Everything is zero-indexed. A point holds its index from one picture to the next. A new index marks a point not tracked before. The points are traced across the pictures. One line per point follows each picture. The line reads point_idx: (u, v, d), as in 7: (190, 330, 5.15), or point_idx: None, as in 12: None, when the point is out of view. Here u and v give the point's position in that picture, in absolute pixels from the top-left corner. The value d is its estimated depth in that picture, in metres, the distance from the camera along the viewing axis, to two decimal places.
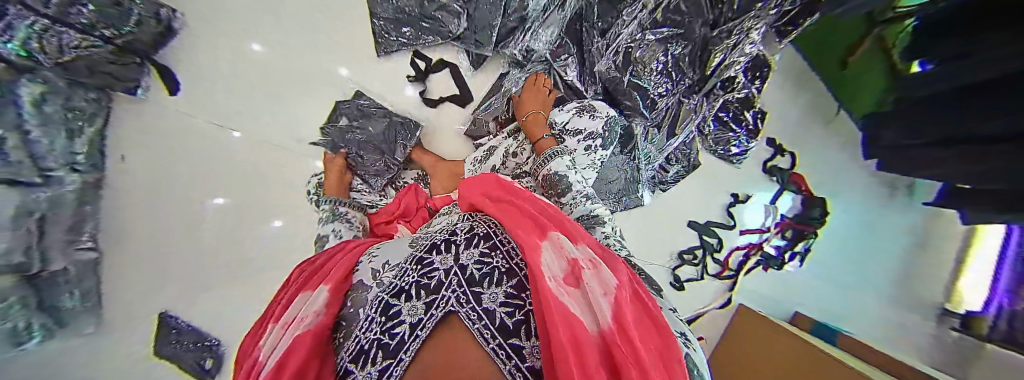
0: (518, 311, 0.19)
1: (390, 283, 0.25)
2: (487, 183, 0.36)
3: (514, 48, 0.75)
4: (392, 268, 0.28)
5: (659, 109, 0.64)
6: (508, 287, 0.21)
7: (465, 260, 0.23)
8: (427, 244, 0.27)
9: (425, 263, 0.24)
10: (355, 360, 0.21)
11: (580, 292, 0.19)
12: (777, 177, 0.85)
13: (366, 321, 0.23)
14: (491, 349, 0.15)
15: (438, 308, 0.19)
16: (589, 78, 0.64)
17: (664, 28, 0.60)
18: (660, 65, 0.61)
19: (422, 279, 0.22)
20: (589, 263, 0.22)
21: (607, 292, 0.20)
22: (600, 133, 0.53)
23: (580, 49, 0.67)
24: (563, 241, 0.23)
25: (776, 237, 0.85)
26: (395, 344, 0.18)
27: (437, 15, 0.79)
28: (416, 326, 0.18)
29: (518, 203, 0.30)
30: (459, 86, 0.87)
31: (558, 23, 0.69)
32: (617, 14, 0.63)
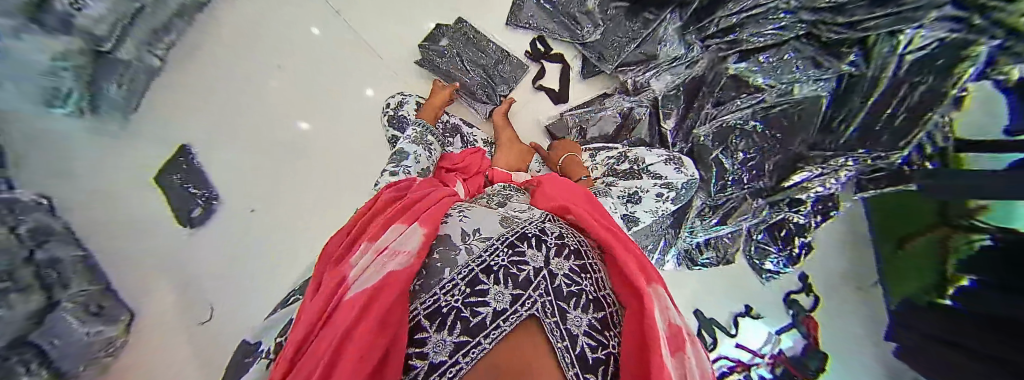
0: (599, 348, 0.21)
1: (481, 253, 0.25)
2: (574, 193, 0.40)
3: (632, 75, 0.82)
4: (483, 238, 0.28)
5: (726, 194, 0.72)
6: (593, 317, 0.23)
7: (555, 268, 0.25)
8: (517, 230, 0.29)
9: (516, 250, 0.26)
10: (430, 318, 0.21)
11: (676, 358, 0.24)
12: (793, 311, 0.79)
13: (446, 283, 0.23)
14: (570, 374, 0.18)
15: (523, 306, 0.21)
16: (682, 136, 0.76)
17: (758, 122, 0.69)
18: (744, 156, 0.70)
19: (513, 267, 0.24)
20: (687, 335, 0.26)
21: (698, 368, 0.25)
22: (676, 185, 0.59)
23: (688, 105, 0.77)
24: (668, 303, 0.27)
25: (764, 366, 0.77)
26: (475, 322, 0.20)
27: (579, 16, 0.83)
28: (499, 314, 0.20)
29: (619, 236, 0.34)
30: (561, 84, 0.90)
31: (681, 75, 0.78)
32: (736, 94, 0.70)
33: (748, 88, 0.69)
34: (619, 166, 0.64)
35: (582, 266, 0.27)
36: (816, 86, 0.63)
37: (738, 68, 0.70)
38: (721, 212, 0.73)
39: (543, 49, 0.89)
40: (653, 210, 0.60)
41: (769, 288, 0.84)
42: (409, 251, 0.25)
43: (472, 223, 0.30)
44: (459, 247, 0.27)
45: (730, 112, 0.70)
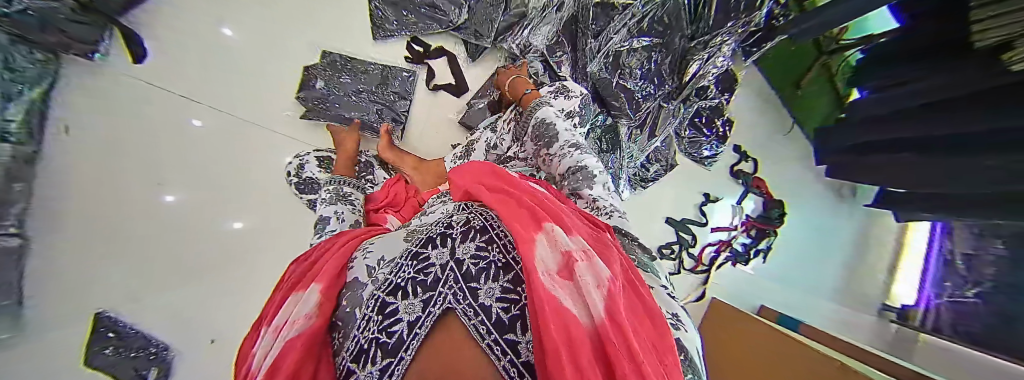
0: (513, 306, 0.18)
1: (385, 279, 0.24)
2: (483, 173, 0.35)
3: (511, 42, 0.75)
4: (387, 264, 0.27)
5: (644, 111, 0.70)
6: (504, 282, 0.20)
7: (460, 254, 0.22)
8: (423, 237, 0.27)
9: (421, 258, 0.23)
10: (356, 359, 0.20)
11: (573, 286, 0.17)
12: (743, 180, 0.91)
13: (363, 320, 0.22)
14: (488, 345, 0.15)
15: (434, 304, 0.18)
16: (582, 76, 0.68)
17: (647, 38, 0.66)
18: (644, 71, 0.68)
19: (417, 276, 0.22)
20: (583, 254, 0.19)
21: (601, 285, 0.18)
22: (575, 111, 0.56)
23: (573, 47, 0.71)
24: (558, 234, 0.21)
25: (742, 235, 0.92)
26: (395, 342, 0.17)
27: (438, 4, 0.80)
28: (415, 323, 0.18)
29: (516, 194, 0.29)
30: (455, 75, 0.86)
31: (555, 22, 0.72)
32: (608, 19, 0.66)
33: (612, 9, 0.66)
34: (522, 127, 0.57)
35: (486, 238, 0.23)
36: None
37: None
38: (647, 126, 0.72)
39: (422, 49, 0.85)
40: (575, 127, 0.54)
41: (716, 170, 0.91)
42: (306, 315, 0.24)
43: (376, 255, 0.29)
44: (366, 283, 0.26)
45: (611, 36, 0.66)
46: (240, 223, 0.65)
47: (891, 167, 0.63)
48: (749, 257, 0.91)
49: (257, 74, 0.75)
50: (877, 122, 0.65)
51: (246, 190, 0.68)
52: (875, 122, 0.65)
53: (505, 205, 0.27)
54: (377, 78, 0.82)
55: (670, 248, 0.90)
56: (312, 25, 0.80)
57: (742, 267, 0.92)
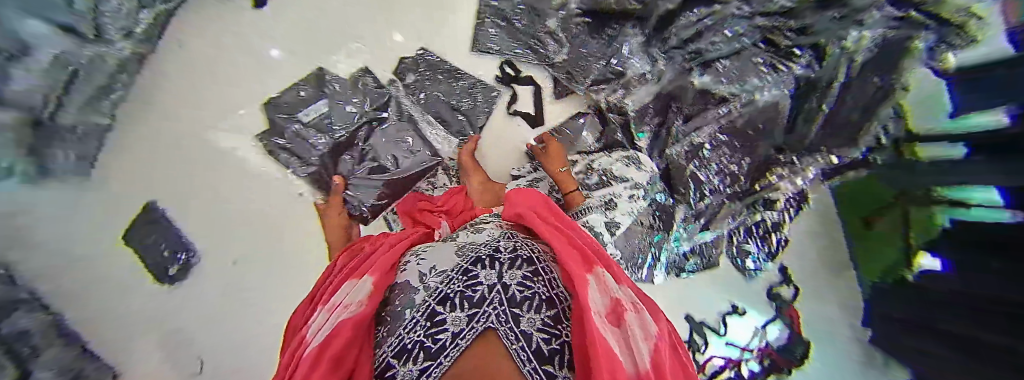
0: (554, 339, 0.19)
1: (434, 285, 0.22)
2: (537, 203, 0.38)
3: (604, 95, 0.72)
4: (438, 272, 0.24)
5: (704, 204, 0.68)
6: (546, 316, 0.20)
7: (509, 278, 0.22)
8: (473, 254, 0.25)
9: (469, 272, 0.22)
10: (398, 356, 0.19)
11: (621, 332, 0.21)
12: (776, 304, 0.84)
13: (411, 321, 0.20)
14: (527, 373, 0.16)
15: (479, 320, 0.18)
16: (657, 157, 0.69)
17: (726, 136, 0.64)
18: (719, 168, 0.66)
19: (466, 289, 0.20)
20: (631, 305, 0.25)
21: (647, 338, 0.22)
22: None
23: (663, 116, 0.69)
24: (608, 280, 0.25)
25: (754, 361, 0.84)
26: (436, 347, 0.17)
27: (544, 37, 0.73)
28: (457, 336, 0.17)
29: (568, 235, 0.32)
30: (535, 106, 0.79)
31: (652, 90, 0.69)
32: (706, 104, 0.64)
33: (716, 99, 0.63)
34: None
35: (534, 268, 0.24)
36: (771, 89, 0.60)
37: (704, 81, 0.64)
38: (703, 218, 0.70)
39: (512, 72, 0.79)
40: None
41: (753, 285, 0.87)
42: (359, 301, 0.24)
43: (431, 260, 0.27)
44: (418, 287, 0.24)
45: (702, 130, 0.65)
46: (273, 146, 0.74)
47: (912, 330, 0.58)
48: None
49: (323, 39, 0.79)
50: None
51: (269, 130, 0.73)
52: None
53: (558, 242, 0.29)
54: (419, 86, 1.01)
55: None
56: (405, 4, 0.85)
57: None
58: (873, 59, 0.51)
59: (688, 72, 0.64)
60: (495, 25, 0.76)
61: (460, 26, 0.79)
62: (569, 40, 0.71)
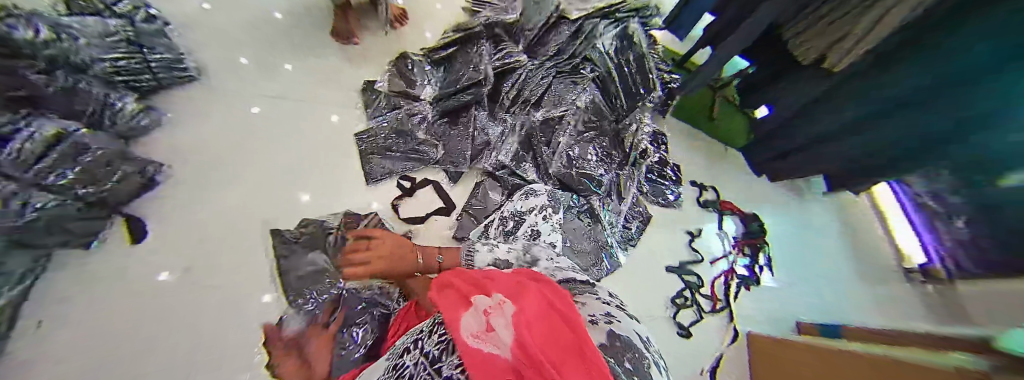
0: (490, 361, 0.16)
1: None
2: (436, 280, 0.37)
3: (486, 162, 0.82)
4: None
5: (605, 184, 0.81)
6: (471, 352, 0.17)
7: (431, 345, 0.22)
8: (403, 349, 0.26)
9: (403, 367, 0.22)
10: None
11: (493, 331, 0.17)
12: (713, 208, 1.01)
13: None
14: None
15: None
16: (547, 177, 0.80)
17: (583, 136, 0.83)
18: (594, 157, 0.82)
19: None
20: (502, 301, 0.21)
21: (517, 316, 0.18)
22: (547, 203, 0.72)
23: (534, 154, 0.82)
24: (478, 300, 0.23)
25: (740, 257, 0.96)
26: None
27: (421, 147, 0.83)
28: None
29: (452, 285, 0.30)
30: (442, 198, 0.83)
31: (516, 136, 0.83)
32: (553, 132, 0.83)
33: (555, 121, 0.83)
34: (509, 225, 0.68)
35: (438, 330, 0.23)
36: (585, 93, 0.83)
37: (543, 115, 0.83)
38: (610, 191, 0.82)
39: (408, 184, 0.83)
40: (552, 227, 0.68)
41: (688, 207, 1.00)
42: None
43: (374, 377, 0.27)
44: None
45: (559, 143, 0.82)
46: None
47: (834, 147, 0.77)
48: (759, 275, 0.93)
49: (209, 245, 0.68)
50: (803, 120, 0.80)
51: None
52: (802, 119, 0.80)
53: (440, 300, 0.27)
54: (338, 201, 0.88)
55: (682, 296, 0.90)
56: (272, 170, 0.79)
57: (756, 289, 0.93)
58: (616, 54, 0.81)
59: (528, 115, 0.84)
60: (378, 154, 0.83)
61: (347, 175, 0.82)
62: (439, 136, 0.84)
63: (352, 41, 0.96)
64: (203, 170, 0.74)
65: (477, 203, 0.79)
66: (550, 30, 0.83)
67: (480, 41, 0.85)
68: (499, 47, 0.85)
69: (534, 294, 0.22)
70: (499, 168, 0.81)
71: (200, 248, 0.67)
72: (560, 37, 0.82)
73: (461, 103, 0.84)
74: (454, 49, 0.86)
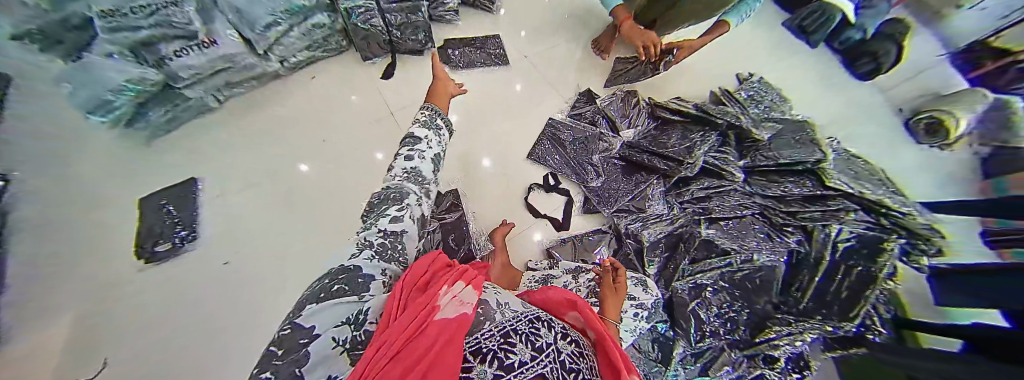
0: None
1: (510, 318, 0.30)
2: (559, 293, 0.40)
3: (624, 221, 0.81)
4: (512, 311, 0.32)
5: (704, 345, 0.65)
6: None
7: (563, 345, 0.27)
8: (535, 313, 0.33)
9: (535, 325, 0.29)
10: (474, 353, 0.23)
11: None
12: None
13: (488, 333, 0.26)
14: None
15: (540, 366, 0.22)
16: (663, 287, 0.71)
17: (727, 286, 0.69)
18: (721, 313, 0.68)
19: (531, 335, 0.26)
20: None
21: None
22: (648, 305, 0.61)
23: (669, 256, 0.75)
24: None
25: None
26: (507, 363, 0.22)
27: (589, 167, 0.89)
28: (526, 368, 0.22)
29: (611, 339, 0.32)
30: (564, 212, 0.89)
31: (667, 228, 0.78)
32: (707, 254, 0.72)
33: (719, 250, 0.72)
34: None
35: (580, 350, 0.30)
36: (767, 255, 0.69)
37: (709, 233, 0.74)
38: (702, 360, 0.65)
39: (553, 182, 0.92)
40: (632, 331, 0.58)
41: None
42: (472, 304, 0.29)
43: (506, 301, 0.35)
44: (495, 312, 0.31)
45: (704, 273, 0.71)
46: (306, 167, 0.91)
47: None
48: None
49: (418, 112, 1.03)
50: None
51: (353, 177, 0.92)
52: None
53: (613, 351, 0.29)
54: (586, 109, 0.97)
55: None
56: (488, 102, 1.04)
57: None
58: (850, 251, 0.64)
59: (698, 221, 0.76)
60: (551, 140, 0.95)
61: (525, 140, 0.98)
62: (607, 171, 0.87)
63: (601, 56, 1.16)
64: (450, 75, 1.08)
65: (582, 244, 0.82)
66: (785, 177, 0.75)
67: (713, 132, 0.82)
68: (721, 148, 0.81)
69: None
70: (628, 236, 0.79)
71: (409, 106, 1.03)
72: (792, 191, 0.74)
73: (649, 164, 0.83)
74: (680, 120, 0.86)
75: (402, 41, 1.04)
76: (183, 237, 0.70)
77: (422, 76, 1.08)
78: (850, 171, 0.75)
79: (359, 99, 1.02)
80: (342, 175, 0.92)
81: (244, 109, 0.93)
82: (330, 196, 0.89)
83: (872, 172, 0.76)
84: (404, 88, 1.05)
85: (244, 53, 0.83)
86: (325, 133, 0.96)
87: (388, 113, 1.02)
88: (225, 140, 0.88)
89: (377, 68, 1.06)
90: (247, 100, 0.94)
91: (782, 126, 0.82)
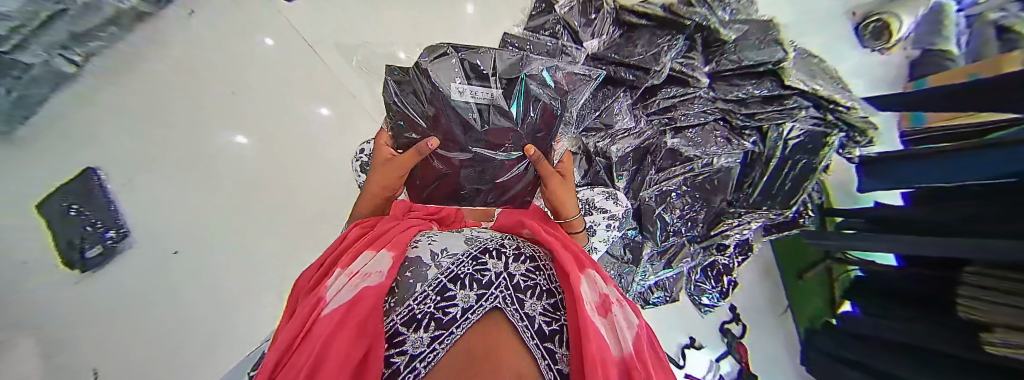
0: (553, 322, 0.26)
1: (445, 267, 0.28)
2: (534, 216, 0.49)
3: (592, 140, 0.77)
4: (450, 255, 0.30)
5: (667, 242, 0.79)
6: (546, 303, 0.27)
7: (514, 270, 0.29)
8: (479, 245, 0.32)
9: (478, 262, 0.29)
10: (407, 324, 0.23)
11: (608, 320, 0.29)
12: (727, 340, 1.03)
13: (421, 295, 0.26)
14: (532, 345, 0.23)
15: (487, 301, 0.24)
16: (633, 198, 0.78)
17: (690, 190, 0.77)
18: (682, 213, 0.77)
19: (475, 274, 0.27)
20: (615, 302, 0.32)
21: (631, 327, 0.31)
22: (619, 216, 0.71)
23: (637, 168, 0.79)
24: (596, 279, 0.33)
25: (729, 362, 1.02)
26: (446, 318, 0.23)
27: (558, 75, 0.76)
28: (466, 311, 0.23)
29: (567, 246, 0.37)
30: None
31: (635, 138, 0.77)
32: (672, 163, 0.75)
33: (683, 158, 0.75)
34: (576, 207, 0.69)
35: (533, 265, 0.32)
36: (727, 158, 0.74)
37: (676, 142, 0.75)
38: (666, 257, 0.82)
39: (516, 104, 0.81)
40: (605, 237, 0.71)
41: (708, 318, 1.06)
42: (381, 271, 0.29)
43: (438, 244, 0.33)
44: (430, 264, 0.29)
45: (668, 181, 0.76)
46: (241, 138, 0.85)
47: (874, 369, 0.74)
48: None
49: (343, 34, 1.05)
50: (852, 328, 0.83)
51: (292, 118, 1.03)
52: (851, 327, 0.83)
53: (559, 251, 0.34)
54: (541, 19, 0.87)
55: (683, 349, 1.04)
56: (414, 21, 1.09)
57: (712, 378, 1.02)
58: (797, 147, 0.73)
59: (663, 132, 0.77)
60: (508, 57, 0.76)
61: None
62: None
63: None
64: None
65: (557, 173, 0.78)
66: (746, 80, 0.71)
67: (680, 35, 0.75)
68: (689, 54, 0.77)
69: (633, 310, 0.34)
70: (597, 154, 0.78)
71: (326, 38, 1.06)
72: (753, 93, 0.71)
73: (614, 77, 0.75)
74: (645, 24, 0.80)
75: None
76: None
77: (330, 3, 1.06)
78: (807, 69, 0.77)
79: (274, 43, 0.97)
80: (266, 121, 0.96)
81: (111, 75, 0.60)
82: (272, 138, 0.98)
83: (827, 71, 0.78)
84: (322, 19, 1.04)
85: None
86: (254, 85, 0.92)
87: (308, 48, 1.03)
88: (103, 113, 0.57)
89: None
90: (116, 57, 0.60)
91: (752, 27, 0.78)
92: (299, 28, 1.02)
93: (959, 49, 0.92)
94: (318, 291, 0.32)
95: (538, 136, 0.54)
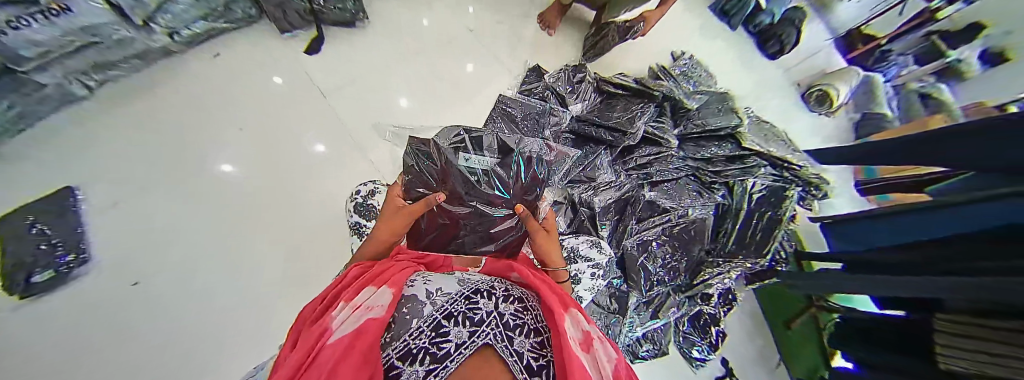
0: (540, 358, 0.26)
1: (440, 305, 0.29)
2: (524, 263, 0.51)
3: (577, 191, 0.82)
4: (446, 294, 0.32)
5: (652, 292, 0.80)
6: (533, 341, 0.28)
7: (504, 309, 0.30)
8: (472, 286, 0.33)
9: (472, 300, 0.30)
10: (403, 358, 0.25)
11: (592, 356, 0.29)
12: None
13: (416, 331, 0.27)
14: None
15: (479, 337, 0.25)
16: (617, 247, 0.79)
17: (670, 240, 0.80)
18: (666, 263, 0.79)
19: (468, 311, 0.28)
20: (597, 340, 0.32)
21: (615, 365, 0.31)
22: (603, 265, 0.72)
23: (620, 217, 0.81)
24: (580, 318, 0.33)
25: None
26: (440, 353, 0.23)
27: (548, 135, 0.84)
28: (460, 345, 0.24)
29: (552, 287, 0.38)
30: None
31: (618, 189, 0.82)
32: (652, 212, 0.79)
33: (660, 209, 0.79)
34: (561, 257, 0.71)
35: (522, 305, 0.33)
36: (701, 208, 0.78)
37: (651, 195, 0.80)
38: (653, 307, 0.83)
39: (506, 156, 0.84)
40: (590, 287, 0.71)
41: (702, 374, 1.02)
42: (383, 306, 0.29)
43: (435, 284, 0.34)
44: (426, 302, 0.31)
45: (649, 231, 0.79)
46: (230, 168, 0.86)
47: None
48: None
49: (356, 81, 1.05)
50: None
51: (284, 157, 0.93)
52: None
53: (545, 291, 0.35)
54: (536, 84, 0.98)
55: None
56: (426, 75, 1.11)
57: None
58: (762, 200, 0.79)
59: (642, 185, 0.82)
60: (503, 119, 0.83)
61: None
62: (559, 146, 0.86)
63: (549, 31, 1.25)
64: (386, 51, 1.10)
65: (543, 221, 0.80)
66: (710, 142, 0.83)
67: (651, 104, 0.86)
68: (659, 118, 0.86)
69: (617, 352, 0.34)
70: (582, 204, 0.81)
71: (338, 85, 1.03)
72: (717, 154, 0.82)
73: (596, 136, 0.85)
74: (621, 93, 0.91)
75: (326, 11, 1.00)
76: (69, 262, 0.66)
77: (349, 49, 1.08)
78: (761, 135, 0.87)
79: (283, 83, 0.99)
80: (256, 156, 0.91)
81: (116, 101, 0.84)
82: (264, 175, 0.90)
83: (777, 134, 0.88)
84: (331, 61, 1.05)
85: (115, 23, 0.73)
86: (258, 120, 0.93)
87: (318, 93, 1.01)
88: (104, 134, 0.79)
89: (299, 42, 1.03)
90: (124, 87, 0.85)
91: (712, 97, 0.90)
92: (315, 72, 1.02)
93: (893, 111, 1.09)
94: (316, 326, 0.31)
95: (526, 195, 0.59)
